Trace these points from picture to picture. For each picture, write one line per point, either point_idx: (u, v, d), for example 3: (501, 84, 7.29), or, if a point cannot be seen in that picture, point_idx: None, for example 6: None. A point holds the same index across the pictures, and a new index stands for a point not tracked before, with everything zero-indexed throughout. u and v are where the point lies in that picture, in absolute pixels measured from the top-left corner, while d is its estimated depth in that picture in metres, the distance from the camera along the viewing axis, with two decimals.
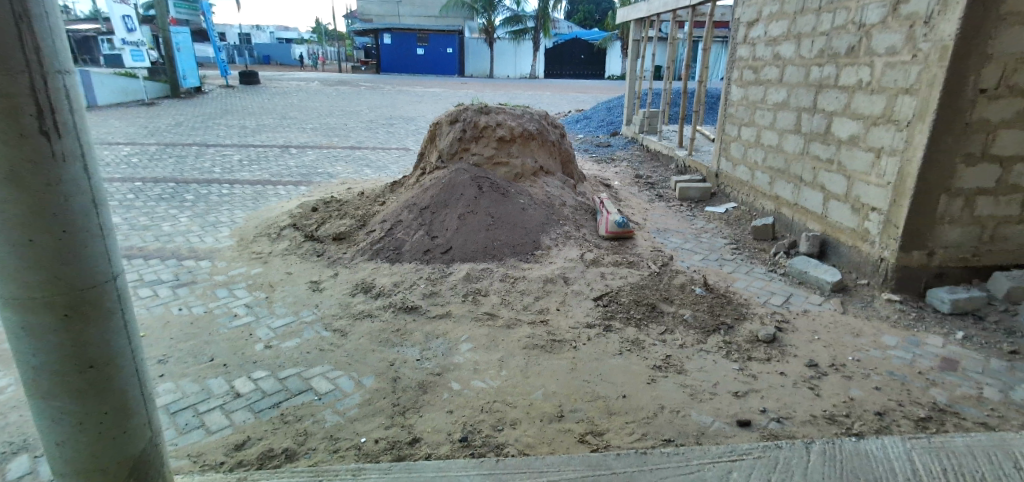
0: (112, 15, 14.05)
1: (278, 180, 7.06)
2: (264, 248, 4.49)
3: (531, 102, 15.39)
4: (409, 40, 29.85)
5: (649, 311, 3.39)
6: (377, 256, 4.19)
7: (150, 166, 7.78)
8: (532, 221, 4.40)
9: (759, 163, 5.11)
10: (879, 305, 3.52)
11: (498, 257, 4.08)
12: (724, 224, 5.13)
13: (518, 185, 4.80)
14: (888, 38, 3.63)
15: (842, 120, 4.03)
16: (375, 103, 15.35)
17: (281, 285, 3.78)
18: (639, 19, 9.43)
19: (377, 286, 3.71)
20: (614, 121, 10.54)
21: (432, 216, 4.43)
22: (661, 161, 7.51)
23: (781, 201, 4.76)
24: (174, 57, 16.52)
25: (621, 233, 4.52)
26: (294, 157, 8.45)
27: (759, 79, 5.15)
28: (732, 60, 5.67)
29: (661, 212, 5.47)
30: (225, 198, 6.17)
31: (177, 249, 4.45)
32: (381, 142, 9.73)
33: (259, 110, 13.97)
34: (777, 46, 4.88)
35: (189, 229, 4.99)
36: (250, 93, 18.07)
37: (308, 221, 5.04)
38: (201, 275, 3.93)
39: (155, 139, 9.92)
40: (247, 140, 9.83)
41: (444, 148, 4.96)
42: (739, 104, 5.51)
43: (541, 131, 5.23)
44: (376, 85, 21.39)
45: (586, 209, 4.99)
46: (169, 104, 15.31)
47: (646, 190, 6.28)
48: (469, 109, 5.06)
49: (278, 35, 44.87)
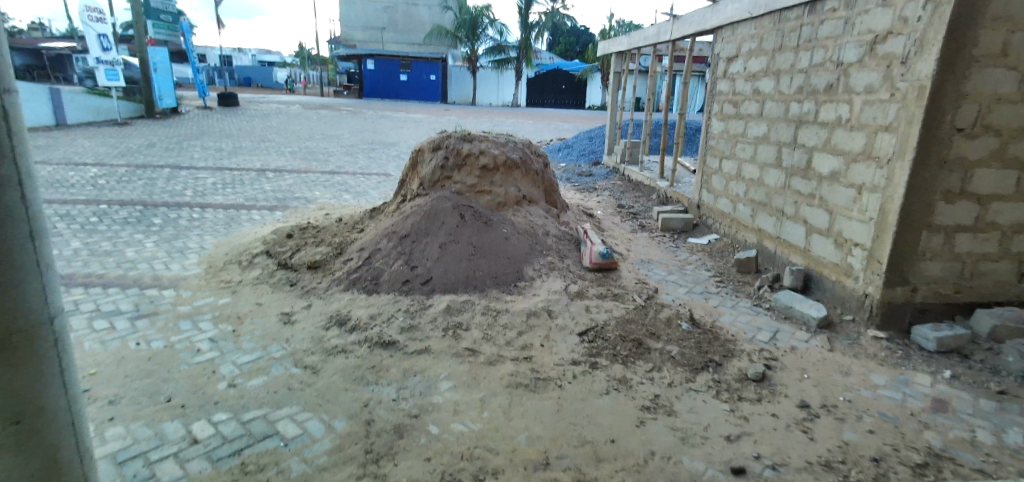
0: (87, 33, 13.81)
1: (252, 204, 6.87)
2: (233, 277, 4.32)
3: (514, 130, 15.50)
4: (392, 65, 29.90)
5: (635, 347, 3.29)
6: (353, 286, 4.05)
7: (117, 188, 7.50)
8: (515, 251, 4.29)
9: (741, 196, 5.10)
10: (866, 342, 3.41)
11: (480, 288, 3.95)
12: (707, 256, 5.07)
13: (501, 213, 4.70)
14: (866, 77, 3.66)
15: (823, 155, 4.04)
16: (356, 127, 15.26)
17: (249, 317, 3.60)
18: (619, 52, 9.56)
19: (352, 320, 3.55)
20: (596, 151, 10.60)
21: (412, 244, 4.30)
22: (643, 192, 7.50)
23: (764, 234, 4.72)
24: (151, 77, 16.29)
25: (605, 264, 4.45)
26: (270, 181, 8.25)
27: (740, 112, 5.18)
28: (712, 94, 5.72)
29: (644, 243, 5.42)
30: (195, 223, 5.97)
31: (140, 277, 4.24)
32: (361, 167, 9.59)
33: (236, 133, 13.75)
34: (756, 81, 4.92)
35: (154, 255, 4.78)
36: (228, 115, 17.85)
37: (282, 248, 4.88)
38: (164, 306, 3.73)
39: (126, 160, 9.66)
40: (222, 163, 9.63)
41: (426, 175, 4.86)
42: (720, 137, 5.53)
43: (525, 160, 5.18)
44: (358, 110, 21.33)
45: (569, 239, 4.91)
46: (143, 124, 14.98)
47: (629, 221, 6.24)
48: (452, 136, 4.98)
49: (261, 58, 44.76)
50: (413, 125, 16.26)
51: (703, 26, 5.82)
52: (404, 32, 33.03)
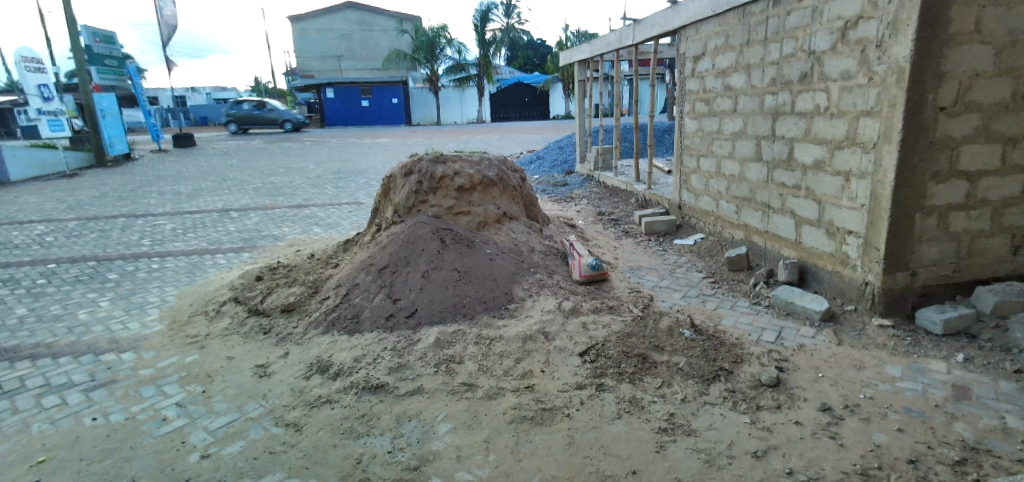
0: (26, 84, 13.29)
1: (216, 247, 6.53)
2: (201, 330, 4.10)
3: (483, 146, 15.40)
4: (351, 92, 29.59)
5: (641, 362, 3.11)
6: (333, 327, 3.79)
7: (69, 244, 7.13)
8: (501, 271, 4.10)
9: (723, 193, 4.92)
10: (874, 332, 3.25)
11: (469, 315, 3.73)
12: (696, 256, 4.92)
13: (482, 234, 4.50)
14: (841, 64, 3.49)
15: (805, 146, 3.83)
16: (321, 157, 14.93)
17: (220, 374, 3.43)
18: (582, 60, 9.48)
19: (335, 365, 3.34)
20: (568, 160, 10.51)
21: (392, 276, 4.06)
22: (620, 197, 7.41)
23: (751, 229, 4.54)
24: (99, 124, 15.67)
25: (596, 276, 4.28)
26: (235, 221, 7.91)
27: (713, 110, 5.01)
28: (682, 93, 5.57)
29: (630, 250, 5.28)
30: (155, 274, 5.63)
31: (95, 341, 4.06)
32: (330, 197, 9.30)
33: (196, 173, 13.29)
34: (726, 77, 4.74)
35: (111, 315, 4.58)
36: (186, 156, 17.34)
37: (252, 292, 4.61)
38: (123, 372, 3.56)
39: (77, 214, 9.19)
40: (182, 207, 9.22)
41: (400, 202, 4.64)
42: (695, 136, 5.41)
43: (502, 177, 5.00)
44: (322, 139, 20.98)
45: (555, 253, 4.74)
46: (95, 173, 14.43)
47: (611, 228, 6.09)
48: (423, 159, 4.78)
49: (216, 95, 43.89)
50: (380, 150, 16.00)
51: (665, 26, 5.67)
52: (361, 58, 32.80)
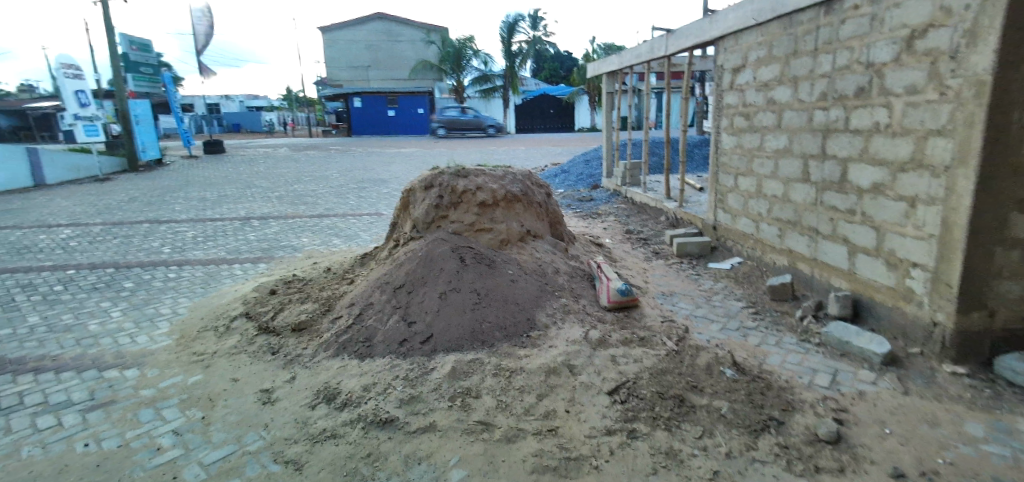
0: (63, 90, 13.62)
1: (233, 257, 6.39)
2: (208, 347, 3.91)
3: (508, 157, 15.20)
4: (379, 102, 29.83)
5: (678, 405, 2.80)
6: (343, 350, 3.55)
7: (91, 250, 7.11)
8: (524, 295, 3.82)
9: (764, 215, 4.56)
10: (945, 381, 2.87)
11: (488, 342, 3.45)
12: (733, 282, 4.56)
13: (504, 253, 4.24)
14: (906, 77, 3.14)
15: (861, 166, 3.48)
16: (345, 166, 14.91)
17: (222, 397, 3.22)
18: (611, 72, 9.20)
19: (343, 394, 3.10)
20: (594, 174, 10.21)
21: (408, 296, 3.82)
22: (650, 214, 7.07)
23: (796, 256, 4.17)
24: (132, 129, 15.93)
25: (625, 302, 3.98)
26: (255, 230, 7.81)
27: (753, 125, 4.67)
28: (719, 107, 5.24)
29: (662, 273, 4.95)
30: (170, 284, 5.50)
31: (101, 355, 3.91)
32: (351, 207, 9.17)
33: (222, 180, 13.37)
34: (770, 91, 4.40)
35: (121, 326, 4.44)
36: (215, 162, 17.54)
37: (264, 308, 4.41)
38: (123, 392, 3.37)
39: (103, 219, 9.22)
40: (205, 214, 9.19)
41: (419, 216, 4.41)
42: (732, 152, 5.06)
43: (526, 193, 4.74)
44: (347, 147, 21.07)
45: (581, 275, 4.44)
46: (126, 178, 14.65)
47: (640, 248, 5.76)
48: (445, 173, 4.55)
49: (249, 103, 44.75)
50: (404, 160, 15.95)
51: (702, 36, 5.35)
52: (390, 69, 33.10)
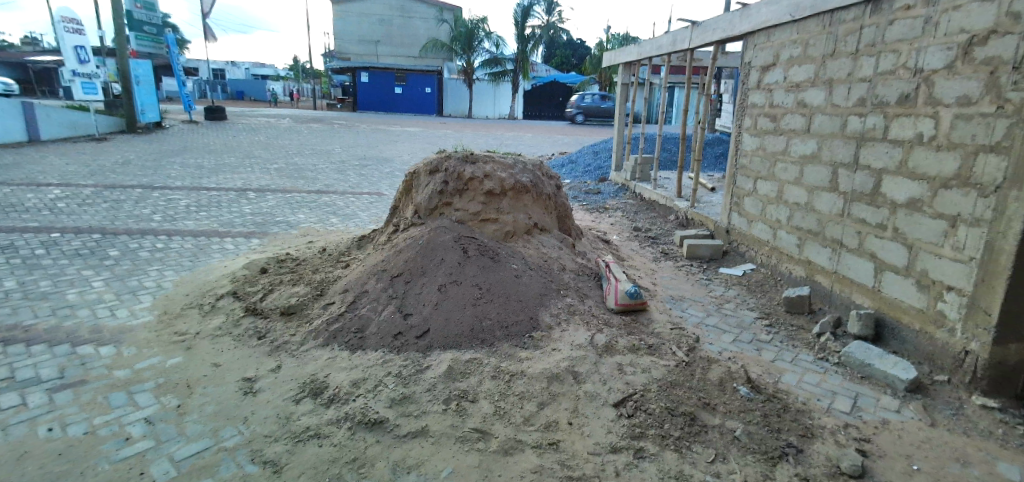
0: (62, 44, 13.24)
1: (226, 230, 6.16)
2: (191, 328, 3.71)
3: (514, 144, 14.90)
4: (386, 78, 29.37)
5: (689, 424, 2.60)
6: (334, 340, 3.35)
7: (79, 212, 6.87)
8: (528, 292, 3.62)
9: (784, 222, 4.35)
10: (975, 414, 2.68)
11: (488, 341, 3.25)
12: (746, 290, 4.35)
13: (509, 247, 4.02)
14: (958, 86, 2.91)
15: (897, 179, 3.26)
16: (348, 142, 14.61)
17: (200, 385, 3.04)
18: (628, 62, 8.92)
19: (330, 389, 2.90)
20: (602, 166, 9.98)
21: (406, 286, 3.61)
22: (659, 212, 6.85)
23: (815, 268, 3.96)
24: (132, 90, 15.55)
25: (633, 306, 3.78)
26: (251, 202, 7.56)
27: (779, 128, 4.43)
28: (743, 106, 5.00)
29: (670, 275, 4.74)
30: (158, 255, 5.27)
31: (76, 329, 3.71)
32: (352, 185, 8.92)
33: (221, 148, 13.07)
34: (801, 92, 4.17)
35: (101, 298, 4.22)
36: (216, 129, 17.21)
37: (253, 288, 4.20)
38: (95, 372, 3.19)
39: (96, 180, 8.96)
40: (201, 182, 8.93)
41: (422, 202, 4.20)
42: (753, 155, 4.83)
43: (536, 183, 4.52)
44: (351, 123, 20.69)
45: (588, 273, 4.23)
46: (123, 139, 14.32)
47: (648, 247, 5.55)
48: (452, 157, 4.32)
49: (254, 71, 44.09)
50: (408, 139, 15.66)
51: (731, 31, 5.09)
52: (399, 45, 32.56)
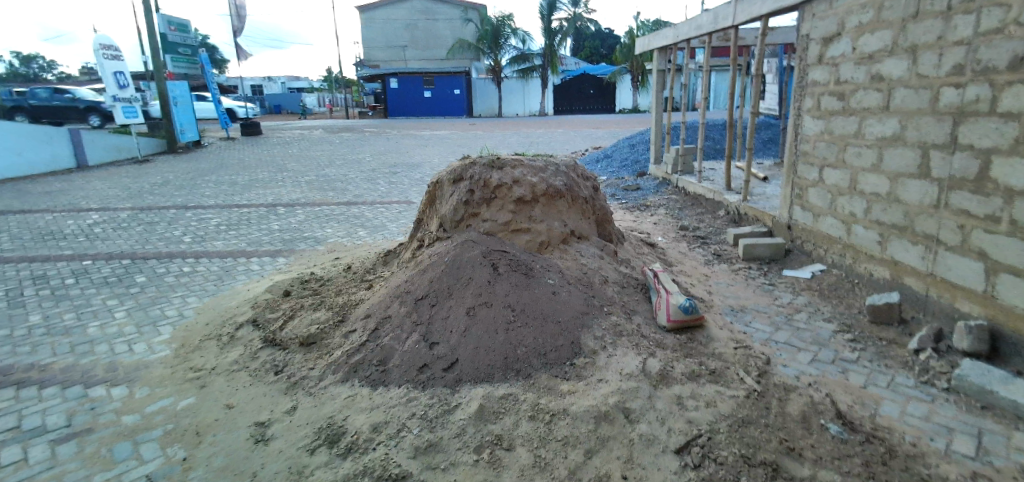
0: (102, 71, 13.50)
1: (253, 249, 5.98)
2: (207, 362, 3.44)
3: (546, 141, 14.49)
4: (416, 83, 29.37)
5: (772, 477, 2.14)
6: (353, 375, 3.00)
7: (112, 237, 6.84)
8: (567, 311, 3.19)
9: (859, 216, 3.79)
10: None
11: (523, 372, 2.84)
12: (817, 297, 3.81)
13: (543, 259, 3.60)
14: None
15: (1011, 161, 2.70)
16: (379, 149, 14.51)
17: (210, 431, 2.74)
18: (663, 47, 8.32)
19: (348, 435, 2.56)
20: (640, 160, 9.43)
21: (431, 310, 3.25)
22: (706, 207, 6.30)
23: (903, 269, 3.41)
24: (171, 111, 15.83)
25: (688, 322, 3.30)
26: (280, 218, 7.40)
27: (849, 107, 3.87)
28: (801, 86, 4.43)
29: (727, 280, 4.24)
30: (183, 279, 5.10)
31: (92, 367, 3.50)
32: (381, 194, 8.70)
33: (256, 162, 13.13)
34: (877, 64, 3.59)
35: (120, 331, 4.03)
36: (251, 144, 17.41)
37: (274, 314, 3.90)
38: (103, 418, 2.94)
39: (133, 203, 9.02)
40: (232, 199, 8.87)
41: (446, 214, 3.84)
42: (817, 140, 4.26)
43: (571, 187, 4.09)
44: (382, 130, 20.70)
45: (633, 284, 3.77)
46: (164, 160, 14.60)
47: (698, 249, 5.02)
48: (477, 163, 3.96)
49: (290, 85, 44.99)
50: (437, 143, 15.45)
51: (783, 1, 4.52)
52: (427, 49, 32.52)
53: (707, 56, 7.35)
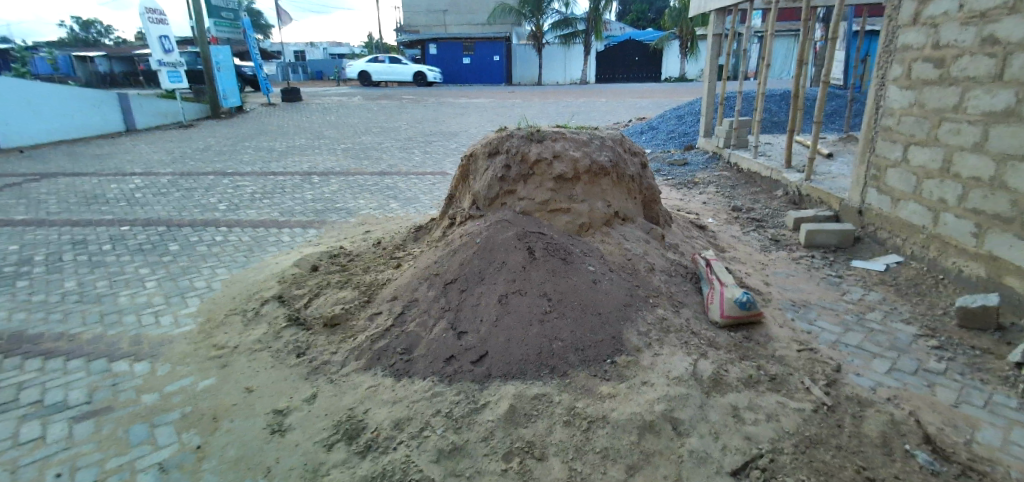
0: (148, 34, 13.55)
1: (285, 219, 5.87)
2: (230, 339, 3.31)
3: (587, 111, 13.96)
4: (456, 49, 28.82)
5: None
6: (376, 363, 2.80)
7: (151, 203, 6.85)
8: (609, 302, 2.90)
9: (951, 204, 3.42)
10: None
11: (558, 369, 2.58)
12: (893, 294, 3.46)
13: (583, 243, 3.30)
14: None
15: None
16: (417, 117, 14.29)
17: (227, 417, 2.60)
18: (721, 9, 7.68)
19: (367, 432, 2.36)
20: (688, 133, 8.89)
21: (461, 296, 3.01)
22: (762, 185, 5.84)
23: (1003, 267, 3.07)
24: (213, 75, 15.90)
25: (744, 318, 2.96)
26: (314, 187, 7.29)
27: (949, 76, 3.45)
28: (888, 51, 3.96)
29: (787, 269, 3.88)
30: (214, 249, 5.02)
31: (118, 340, 3.42)
32: (416, 164, 8.50)
33: (295, 129, 13.11)
34: (990, 25, 3.18)
35: (149, 302, 3.96)
36: (290, 110, 17.43)
37: (299, 291, 3.75)
38: (123, 396, 2.85)
39: (174, 168, 9.07)
40: (269, 166, 8.83)
41: (480, 191, 3.58)
42: (903, 114, 3.82)
43: (616, 163, 3.74)
44: (420, 97, 20.44)
45: (682, 273, 3.43)
46: (206, 125, 14.74)
47: (753, 232, 4.62)
48: (514, 135, 3.66)
49: (331, 50, 44.88)
50: (475, 112, 15.11)
51: None
52: (468, 14, 31.74)
53: (772, 20, 6.72)
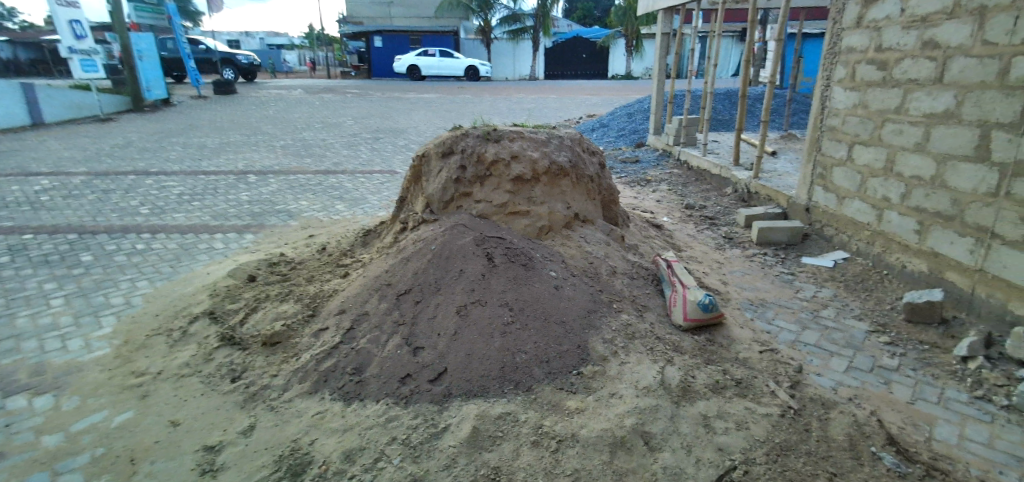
0: (57, 19, 12.40)
1: (218, 223, 5.44)
2: (152, 364, 2.97)
3: (537, 108, 13.86)
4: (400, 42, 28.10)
5: None
6: (323, 385, 2.56)
7: (61, 207, 6.21)
8: (573, 310, 2.78)
9: (895, 201, 3.50)
10: None
11: (523, 384, 2.43)
12: (843, 290, 3.51)
13: (543, 248, 3.16)
14: None
15: None
16: (361, 113, 13.76)
17: (148, 458, 2.30)
18: (668, 8, 7.73)
19: (314, 467, 2.13)
20: (638, 130, 8.93)
21: (416, 308, 2.81)
22: (712, 183, 5.90)
23: (946, 263, 3.15)
24: (134, 66, 14.76)
25: (707, 321, 2.90)
26: (250, 187, 6.83)
27: (892, 78, 3.53)
28: (834, 52, 4.03)
29: (741, 268, 3.88)
30: (135, 259, 4.57)
31: (14, 370, 3.01)
32: (363, 162, 8.13)
33: (229, 125, 12.33)
34: (931, 29, 3.25)
35: (55, 322, 3.52)
36: (223, 104, 16.43)
37: (234, 306, 3.43)
38: (19, 439, 2.48)
39: (89, 167, 8.31)
40: (199, 165, 8.22)
41: (434, 193, 3.38)
42: (848, 114, 3.90)
43: (575, 164, 3.62)
44: (364, 92, 19.78)
45: (643, 275, 3.35)
46: (127, 119, 13.66)
47: (707, 230, 4.63)
48: (470, 134, 3.47)
49: (267, 42, 42.87)
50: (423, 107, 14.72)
51: None
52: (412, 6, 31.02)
53: (719, 20, 6.81)
